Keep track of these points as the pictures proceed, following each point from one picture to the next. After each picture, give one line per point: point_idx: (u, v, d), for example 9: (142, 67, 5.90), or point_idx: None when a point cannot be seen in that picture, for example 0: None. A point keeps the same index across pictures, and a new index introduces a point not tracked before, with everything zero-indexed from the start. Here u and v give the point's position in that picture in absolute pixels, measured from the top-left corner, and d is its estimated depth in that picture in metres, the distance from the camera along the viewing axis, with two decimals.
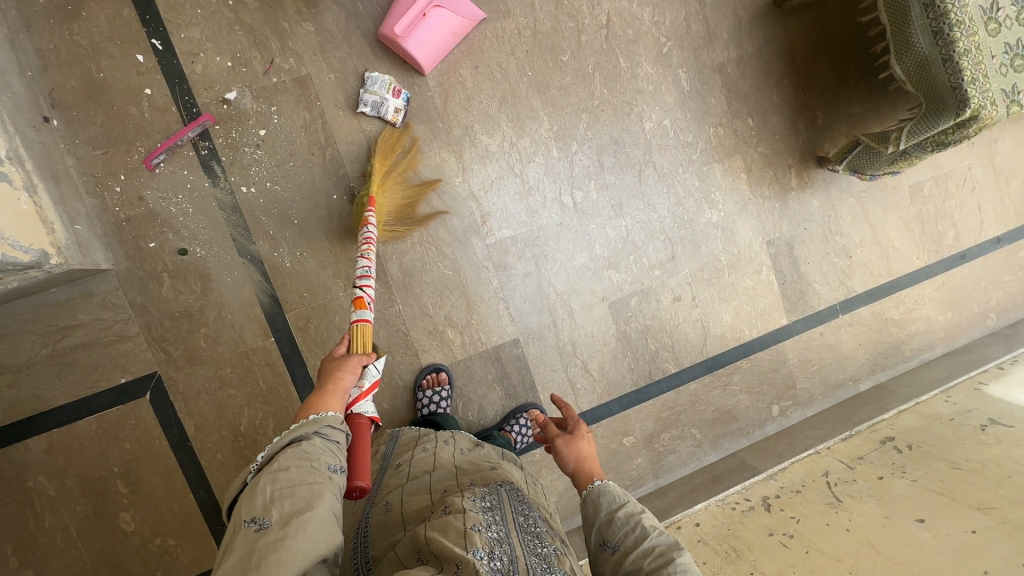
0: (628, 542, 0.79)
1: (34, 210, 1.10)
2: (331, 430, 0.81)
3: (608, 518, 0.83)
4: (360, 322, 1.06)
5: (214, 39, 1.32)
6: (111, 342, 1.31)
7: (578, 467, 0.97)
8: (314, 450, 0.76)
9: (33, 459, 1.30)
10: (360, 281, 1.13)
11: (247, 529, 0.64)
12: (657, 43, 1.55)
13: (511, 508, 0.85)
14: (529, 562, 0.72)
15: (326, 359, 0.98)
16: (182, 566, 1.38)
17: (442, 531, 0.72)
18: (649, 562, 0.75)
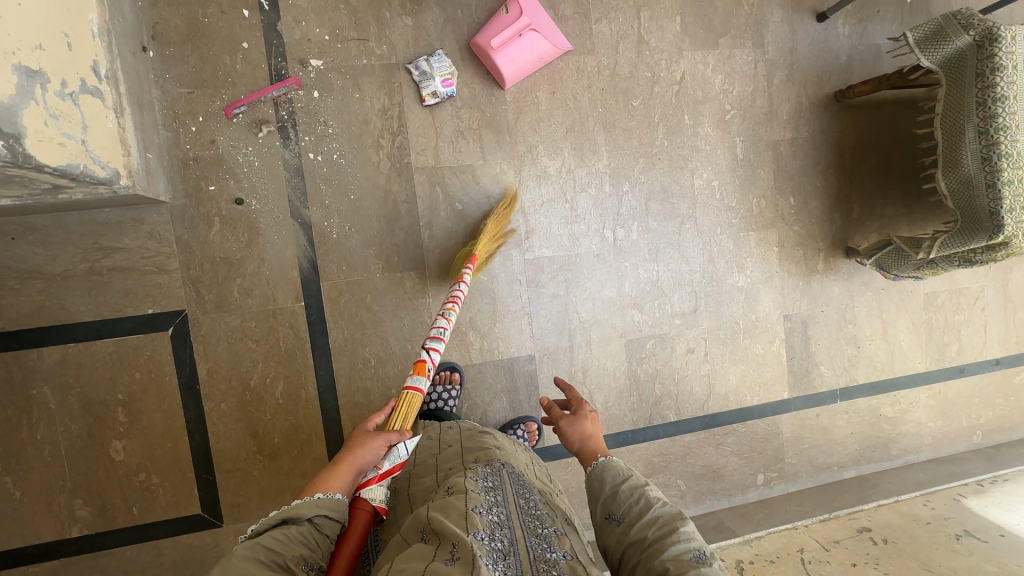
0: (633, 513, 0.84)
1: (117, 131, 1.14)
2: (325, 521, 0.79)
3: (613, 493, 0.88)
4: (410, 389, 1.04)
5: (318, 11, 1.38)
6: (148, 272, 1.33)
7: (583, 445, 1.00)
8: (291, 542, 0.74)
9: (42, 369, 1.30)
10: (430, 343, 1.15)
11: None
12: (721, 110, 1.64)
13: (512, 490, 0.86)
14: (528, 545, 0.73)
15: (363, 428, 0.95)
16: (160, 507, 1.37)
17: (443, 510, 0.74)
18: (653, 530, 0.80)
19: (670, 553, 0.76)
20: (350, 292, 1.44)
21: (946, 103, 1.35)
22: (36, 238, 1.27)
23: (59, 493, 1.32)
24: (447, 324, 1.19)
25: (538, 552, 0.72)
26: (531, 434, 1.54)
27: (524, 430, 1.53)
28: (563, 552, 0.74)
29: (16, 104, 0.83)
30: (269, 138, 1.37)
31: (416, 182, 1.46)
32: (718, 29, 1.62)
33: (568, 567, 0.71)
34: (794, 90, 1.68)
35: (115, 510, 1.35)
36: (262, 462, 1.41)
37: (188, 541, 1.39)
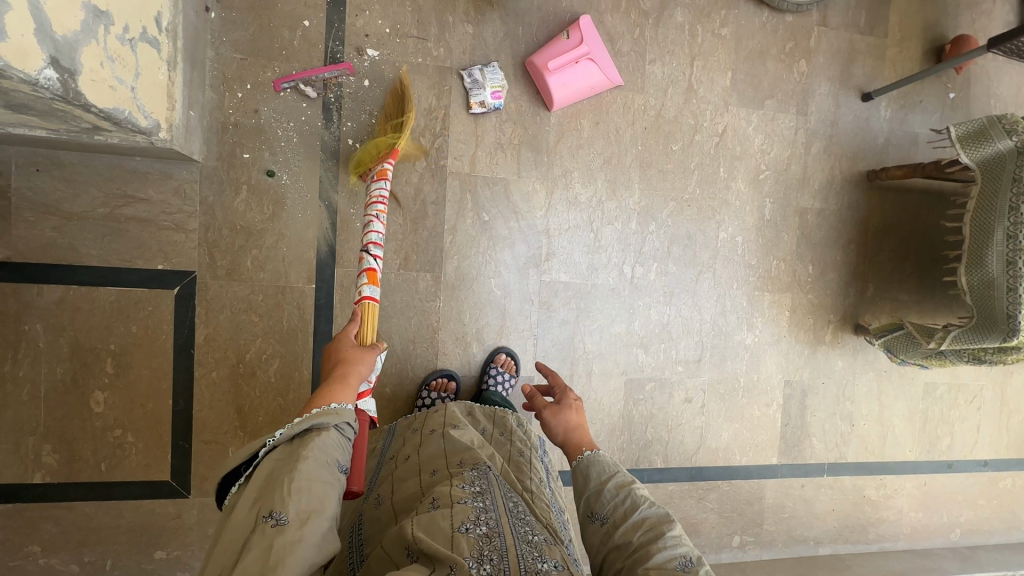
0: (618, 514, 0.84)
1: (166, 84, 1.13)
2: (344, 426, 0.82)
3: (598, 491, 0.89)
4: (368, 301, 1.15)
5: (384, 3, 1.39)
6: (166, 228, 1.31)
7: (565, 434, 1.04)
8: (330, 445, 0.76)
9: (39, 306, 1.27)
10: (370, 246, 1.20)
11: (264, 524, 0.63)
12: (756, 169, 1.66)
13: (501, 494, 0.83)
14: (521, 555, 0.71)
15: (339, 346, 1.04)
16: (129, 467, 1.33)
17: (429, 530, 0.70)
18: (638, 532, 0.80)
19: (655, 558, 0.74)
20: None
21: (978, 201, 1.37)
22: (61, 174, 1.26)
23: (29, 435, 1.28)
24: (381, 229, 1.22)
25: (530, 564, 0.69)
26: (509, 366, 1.49)
27: (499, 365, 1.48)
28: (555, 562, 0.72)
29: (77, 41, 0.83)
30: (314, 96, 1.36)
31: (447, 186, 1.46)
32: (766, 91, 1.64)
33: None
34: (829, 162, 1.71)
35: (83, 462, 1.31)
36: (241, 439, 1.38)
37: (151, 507, 1.34)
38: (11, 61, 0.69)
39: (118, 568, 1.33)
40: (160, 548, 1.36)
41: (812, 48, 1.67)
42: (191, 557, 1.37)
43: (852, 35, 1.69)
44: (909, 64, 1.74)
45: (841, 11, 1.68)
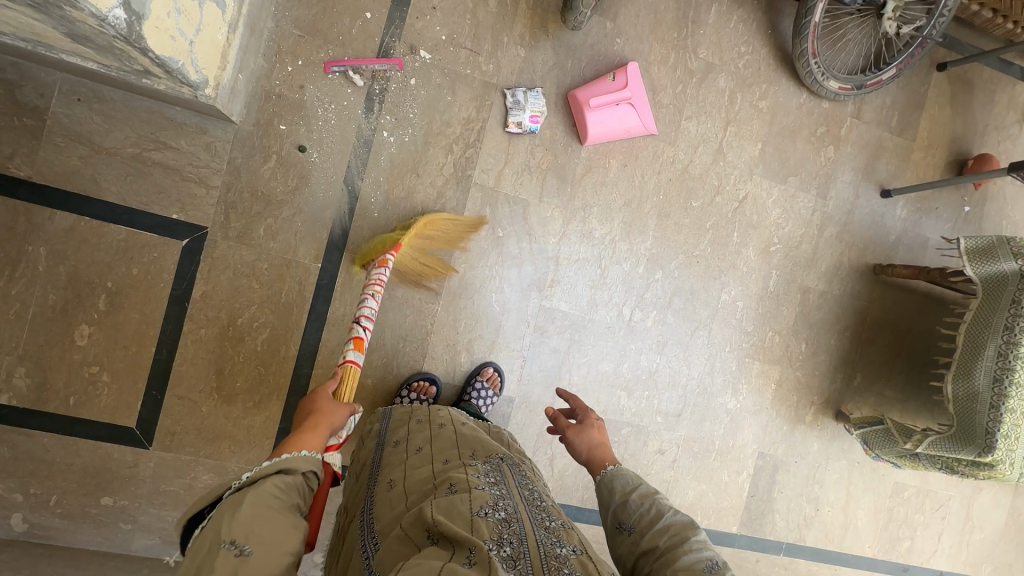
0: (644, 522, 0.85)
1: (223, 45, 1.16)
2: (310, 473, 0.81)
3: (623, 500, 0.90)
4: (350, 364, 1.20)
5: (445, 12, 1.44)
6: (190, 180, 1.33)
7: (590, 452, 1.04)
8: (292, 489, 0.76)
9: (48, 229, 1.27)
10: (360, 322, 1.27)
11: (226, 552, 0.61)
12: (768, 240, 1.69)
13: (514, 486, 0.87)
14: (538, 538, 0.74)
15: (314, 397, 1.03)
16: (97, 406, 1.32)
17: (448, 515, 0.73)
18: (665, 538, 0.80)
19: (683, 561, 0.75)
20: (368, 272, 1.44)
21: (975, 314, 1.40)
22: (99, 108, 1.27)
23: (6, 354, 1.27)
24: (374, 306, 1.29)
25: (548, 548, 0.73)
26: (493, 381, 1.50)
27: (483, 379, 1.49)
28: (573, 547, 0.75)
29: None
30: (360, 85, 1.40)
31: (469, 196, 1.48)
32: (791, 168, 1.69)
33: (578, 563, 0.72)
34: (838, 248, 1.75)
35: (53, 392, 1.29)
36: (214, 401, 1.37)
37: (108, 451, 1.33)
38: None
39: (62, 506, 1.31)
40: (108, 495, 1.33)
41: (842, 137, 1.72)
42: (137, 510, 1.35)
43: (881, 133, 1.75)
44: (931, 171, 1.80)
45: (875, 108, 1.74)
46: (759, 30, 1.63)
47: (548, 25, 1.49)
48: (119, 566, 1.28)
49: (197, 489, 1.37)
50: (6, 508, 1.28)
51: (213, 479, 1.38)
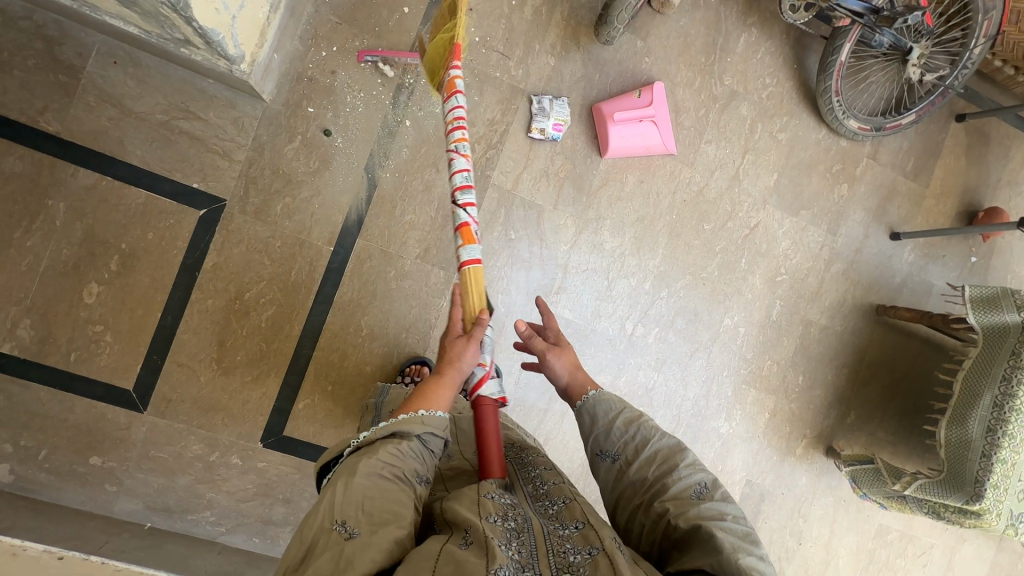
0: (629, 449, 0.89)
1: (263, 23, 1.18)
2: (431, 436, 0.85)
3: (606, 430, 0.93)
4: (470, 264, 1.03)
5: (481, 14, 1.46)
6: (214, 152, 1.35)
7: (573, 374, 1.02)
8: (407, 454, 0.81)
9: (69, 185, 1.29)
10: (461, 203, 1.07)
11: (335, 531, 0.70)
12: (776, 270, 1.71)
13: (519, 483, 0.90)
14: (541, 523, 0.77)
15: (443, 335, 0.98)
16: (97, 365, 1.32)
17: (458, 501, 0.78)
18: (652, 467, 0.86)
19: (672, 490, 0.82)
20: (378, 261, 1.45)
21: (974, 362, 1.41)
22: (135, 72, 1.30)
23: (13, 304, 1.28)
24: (466, 167, 1.09)
25: (550, 528, 0.76)
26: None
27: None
28: (576, 524, 0.76)
29: None
30: (389, 75, 1.42)
31: (486, 195, 1.50)
32: (804, 201, 1.71)
33: (580, 538, 0.73)
34: (843, 285, 1.76)
35: (55, 347, 1.30)
36: (213, 372, 1.37)
37: (102, 411, 1.33)
38: None
39: (50, 461, 1.31)
40: (97, 455, 1.33)
41: (857, 176, 1.74)
42: (123, 473, 1.35)
43: (896, 176, 1.77)
44: (941, 218, 1.82)
45: (892, 150, 1.76)
46: (785, 63, 1.66)
47: (580, 38, 1.52)
48: (99, 527, 1.27)
49: (185, 458, 1.37)
50: None
51: (202, 450, 1.38)
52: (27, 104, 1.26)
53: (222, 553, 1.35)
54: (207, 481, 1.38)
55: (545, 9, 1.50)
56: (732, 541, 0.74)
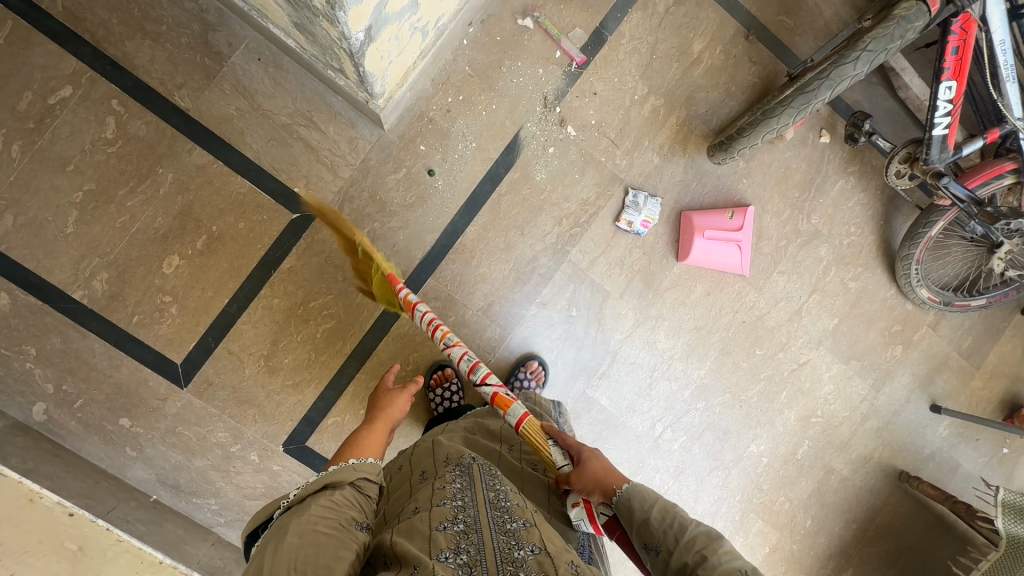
0: (669, 539, 0.77)
1: (409, 67, 1.24)
2: (364, 482, 0.89)
3: (644, 523, 0.79)
4: (521, 421, 1.06)
5: (604, 101, 1.51)
6: (322, 163, 1.39)
7: (603, 489, 0.87)
8: (340, 502, 0.81)
9: (183, 159, 1.34)
10: (484, 380, 1.18)
11: None
12: (812, 410, 1.71)
13: (481, 485, 0.84)
14: (495, 545, 0.72)
15: (379, 394, 1.22)
16: (155, 333, 1.35)
17: (408, 536, 0.74)
18: (689, 552, 0.74)
19: (714, 575, 0.70)
20: (441, 303, 1.48)
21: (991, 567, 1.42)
22: (273, 72, 1.35)
23: (97, 256, 1.32)
24: (461, 349, 1.21)
25: (505, 553, 0.71)
26: (537, 374, 1.50)
27: (528, 371, 1.50)
28: (533, 547, 0.72)
29: (389, 20, 0.95)
30: (528, 27, 1.46)
31: (559, 269, 1.53)
32: (857, 351, 1.72)
33: (535, 564, 0.69)
34: (873, 442, 1.76)
35: (122, 305, 1.34)
36: (259, 367, 1.40)
37: (146, 377, 1.35)
38: (349, 17, 0.81)
39: (84, 412, 1.33)
40: (127, 417, 1.35)
41: (913, 340, 1.75)
42: (146, 441, 1.36)
43: (950, 351, 1.78)
44: (984, 403, 1.81)
45: (953, 325, 1.78)
46: (873, 217, 1.68)
47: (688, 144, 1.56)
48: (110, 490, 1.29)
49: (208, 443, 1.39)
50: (34, 394, 1.31)
51: (226, 438, 1.40)
52: (168, 76, 1.32)
53: (214, 546, 1.36)
54: (220, 469, 1.40)
55: (663, 109, 1.54)
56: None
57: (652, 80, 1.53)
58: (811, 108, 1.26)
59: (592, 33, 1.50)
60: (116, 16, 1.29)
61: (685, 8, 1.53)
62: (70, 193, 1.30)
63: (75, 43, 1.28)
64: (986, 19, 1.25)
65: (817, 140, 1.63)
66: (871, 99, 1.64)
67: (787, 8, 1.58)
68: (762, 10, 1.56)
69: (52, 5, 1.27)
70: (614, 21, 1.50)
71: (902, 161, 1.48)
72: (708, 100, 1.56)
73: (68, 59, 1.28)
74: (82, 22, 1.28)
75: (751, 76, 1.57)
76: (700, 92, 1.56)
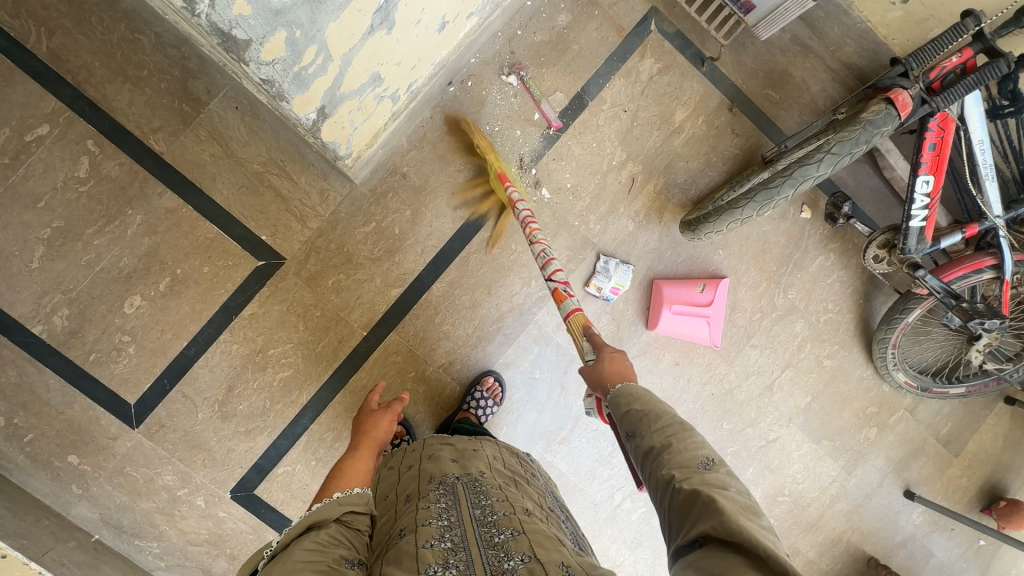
0: (644, 425, 0.78)
1: (379, 129, 1.24)
2: (352, 517, 0.85)
3: (623, 413, 0.81)
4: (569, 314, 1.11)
5: (580, 165, 1.51)
6: (292, 214, 1.40)
7: (603, 383, 0.91)
8: (327, 542, 0.76)
9: (154, 202, 1.35)
10: (553, 274, 1.16)
11: None
12: (779, 488, 1.67)
13: (467, 506, 0.82)
14: (483, 557, 0.72)
15: (362, 419, 1.18)
16: (111, 372, 1.35)
17: (395, 562, 0.71)
18: (659, 437, 0.75)
19: (680, 457, 0.72)
20: (402, 358, 1.47)
21: None
22: (249, 121, 1.36)
23: (60, 292, 1.32)
24: (543, 244, 1.21)
25: (493, 563, 0.70)
26: (494, 392, 1.46)
27: (484, 389, 1.46)
28: (523, 556, 0.71)
29: (346, 97, 0.95)
30: (512, 84, 1.46)
31: (524, 330, 1.51)
32: (829, 431, 1.68)
33: (525, 571, 0.68)
34: (842, 525, 1.70)
35: (80, 342, 1.34)
36: (212, 412, 1.39)
37: (98, 416, 1.35)
38: (293, 103, 0.83)
39: (33, 447, 1.33)
40: (76, 454, 1.35)
41: (889, 423, 1.71)
42: (93, 480, 1.36)
43: (927, 436, 1.73)
44: (960, 492, 1.75)
45: (931, 410, 1.72)
46: (852, 297, 1.65)
47: (665, 213, 1.55)
48: (49, 530, 1.28)
49: (154, 485, 1.38)
50: None
51: (173, 482, 1.38)
52: (145, 120, 1.33)
53: None
54: (165, 513, 1.39)
55: (641, 177, 1.53)
56: (741, 513, 0.64)
57: (631, 146, 1.53)
58: (774, 203, 1.24)
59: (573, 98, 1.50)
60: (99, 59, 1.31)
61: (669, 77, 1.53)
62: (38, 229, 1.31)
63: (57, 83, 1.29)
64: (964, 118, 1.24)
65: (798, 215, 1.60)
66: (855, 177, 1.61)
67: (773, 81, 1.56)
68: (748, 82, 1.55)
69: (37, 45, 1.28)
70: (595, 87, 1.50)
71: (879, 246, 1.45)
72: (687, 168, 1.55)
73: (49, 99, 1.29)
74: (65, 63, 1.30)
75: (732, 147, 1.56)
76: (679, 161, 1.55)
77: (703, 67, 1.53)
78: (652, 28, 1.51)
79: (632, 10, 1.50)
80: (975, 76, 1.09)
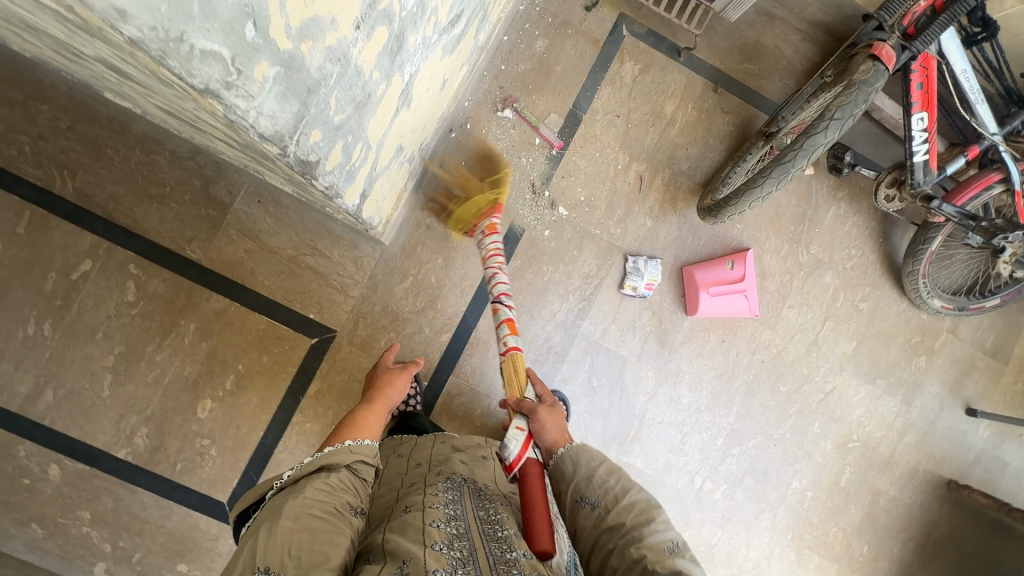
0: (608, 498, 0.91)
1: (401, 192, 1.30)
2: (359, 466, 0.95)
3: (588, 478, 0.95)
4: (512, 351, 1.23)
5: (588, 176, 1.57)
6: (332, 287, 1.45)
7: (557, 436, 1.06)
8: (333, 486, 0.86)
9: (202, 308, 1.40)
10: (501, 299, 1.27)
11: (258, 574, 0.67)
12: (848, 436, 1.71)
13: (471, 503, 0.87)
14: (488, 550, 0.75)
15: (381, 372, 1.30)
16: (199, 476, 1.40)
17: (400, 532, 0.76)
18: (632, 516, 0.86)
19: (647, 540, 0.82)
20: (465, 397, 1.52)
21: None
22: (273, 210, 1.42)
23: (135, 413, 1.37)
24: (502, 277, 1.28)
25: (498, 554, 0.74)
26: None
27: None
28: (523, 552, 0.77)
29: (379, 174, 1.01)
30: (508, 117, 1.52)
31: (573, 344, 1.56)
32: (881, 369, 1.72)
33: (527, 566, 0.74)
34: (916, 456, 1.75)
35: (164, 456, 1.39)
36: None
37: (196, 521, 1.40)
38: (345, 197, 0.88)
39: (142, 564, 1.38)
40: (183, 562, 1.40)
41: (935, 348, 1.75)
42: None
43: (975, 352, 1.77)
44: (1020, 398, 1.79)
45: (972, 326, 1.77)
46: (871, 237, 1.70)
47: (678, 202, 1.60)
48: None
49: None
50: (93, 556, 1.36)
51: None
52: (178, 233, 1.39)
53: None
54: None
55: (647, 174, 1.59)
56: None
57: (632, 147, 1.59)
58: (790, 175, 1.30)
59: (567, 115, 1.56)
60: (123, 186, 1.37)
61: (651, 75, 1.59)
62: (101, 358, 1.36)
63: (89, 218, 1.35)
64: (943, 53, 1.30)
65: (802, 172, 1.66)
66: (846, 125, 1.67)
67: (749, 55, 1.62)
68: (725, 61, 1.62)
69: (63, 188, 1.35)
70: (585, 101, 1.56)
71: (889, 185, 1.51)
72: (688, 155, 1.61)
73: (85, 235, 1.35)
74: (92, 198, 1.36)
75: (726, 125, 1.62)
76: (679, 150, 1.61)
77: (681, 57, 1.60)
78: (625, 33, 1.57)
79: (602, 21, 1.56)
80: (947, 15, 1.15)
